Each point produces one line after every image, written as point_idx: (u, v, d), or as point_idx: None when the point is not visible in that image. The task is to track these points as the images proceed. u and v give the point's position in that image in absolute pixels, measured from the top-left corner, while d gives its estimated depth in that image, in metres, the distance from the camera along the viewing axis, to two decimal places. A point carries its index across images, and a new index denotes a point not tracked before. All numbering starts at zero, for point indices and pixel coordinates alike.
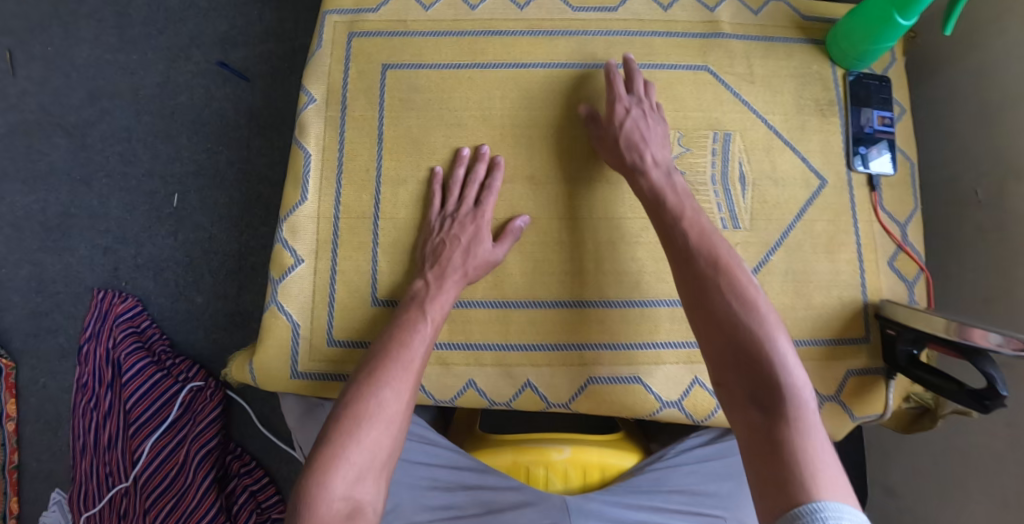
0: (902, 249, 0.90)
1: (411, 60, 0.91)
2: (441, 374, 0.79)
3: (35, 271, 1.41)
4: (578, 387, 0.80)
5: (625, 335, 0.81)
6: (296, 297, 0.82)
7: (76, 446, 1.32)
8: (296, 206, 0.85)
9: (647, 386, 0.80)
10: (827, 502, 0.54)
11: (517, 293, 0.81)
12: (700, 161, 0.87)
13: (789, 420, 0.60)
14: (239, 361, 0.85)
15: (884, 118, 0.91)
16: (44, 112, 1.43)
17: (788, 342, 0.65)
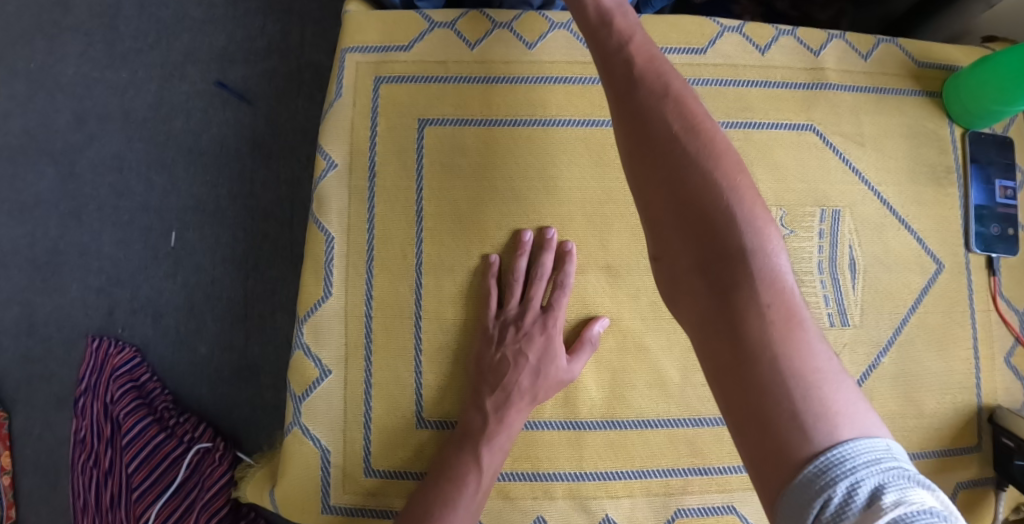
0: (1020, 341, 0.78)
1: (454, 114, 0.77)
2: (504, 509, 0.67)
3: (23, 315, 1.28)
4: (665, 520, 0.68)
5: (717, 456, 0.69)
6: (324, 416, 0.70)
7: (75, 508, 1.21)
8: (317, 304, 0.73)
9: (743, 517, 0.68)
10: (828, 441, 0.42)
11: (591, 411, 0.69)
12: (806, 245, 0.74)
13: (756, 308, 0.47)
14: (259, 484, 0.73)
15: (1007, 188, 0.79)
16: (26, 137, 1.28)
17: (749, 199, 0.51)
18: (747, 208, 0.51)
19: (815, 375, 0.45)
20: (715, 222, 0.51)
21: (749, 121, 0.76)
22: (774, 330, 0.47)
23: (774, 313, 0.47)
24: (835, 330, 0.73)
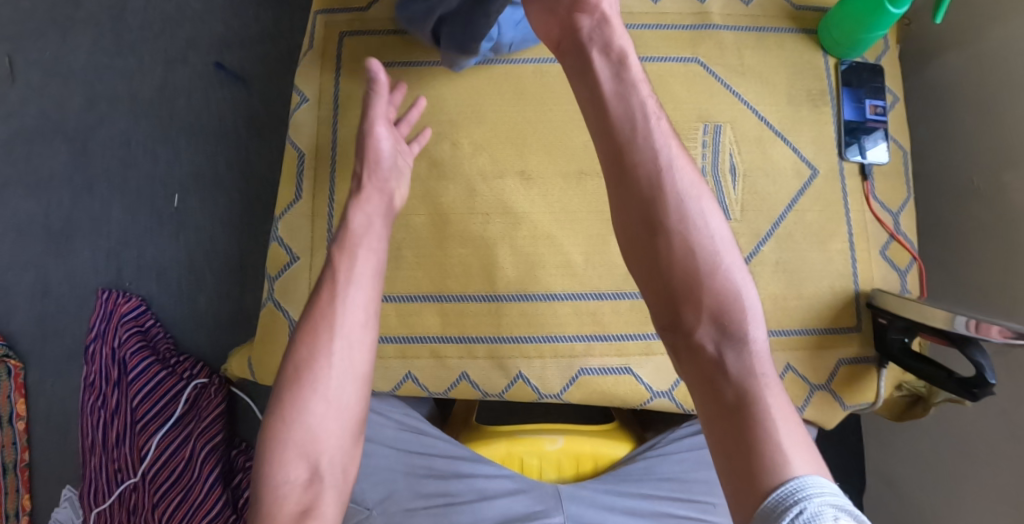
0: (895, 237, 0.90)
1: (400, 60, 0.91)
2: (434, 366, 0.83)
3: (40, 276, 1.43)
4: (570, 379, 0.82)
5: (617, 327, 0.83)
6: (292, 293, 0.87)
7: (86, 443, 1.35)
8: (291, 205, 0.89)
9: (638, 377, 0.82)
10: (800, 478, 0.54)
11: (508, 287, 0.83)
12: (691, 153, 0.89)
13: (755, 382, 0.61)
14: (240, 356, 0.90)
15: (877, 106, 0.92)
16: (44, 118, 1.44)
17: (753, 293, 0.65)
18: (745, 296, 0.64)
19: (792, 434, 0.58)
20: (728, 311, 0.63)
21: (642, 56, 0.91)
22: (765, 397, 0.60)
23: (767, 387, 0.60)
24: None
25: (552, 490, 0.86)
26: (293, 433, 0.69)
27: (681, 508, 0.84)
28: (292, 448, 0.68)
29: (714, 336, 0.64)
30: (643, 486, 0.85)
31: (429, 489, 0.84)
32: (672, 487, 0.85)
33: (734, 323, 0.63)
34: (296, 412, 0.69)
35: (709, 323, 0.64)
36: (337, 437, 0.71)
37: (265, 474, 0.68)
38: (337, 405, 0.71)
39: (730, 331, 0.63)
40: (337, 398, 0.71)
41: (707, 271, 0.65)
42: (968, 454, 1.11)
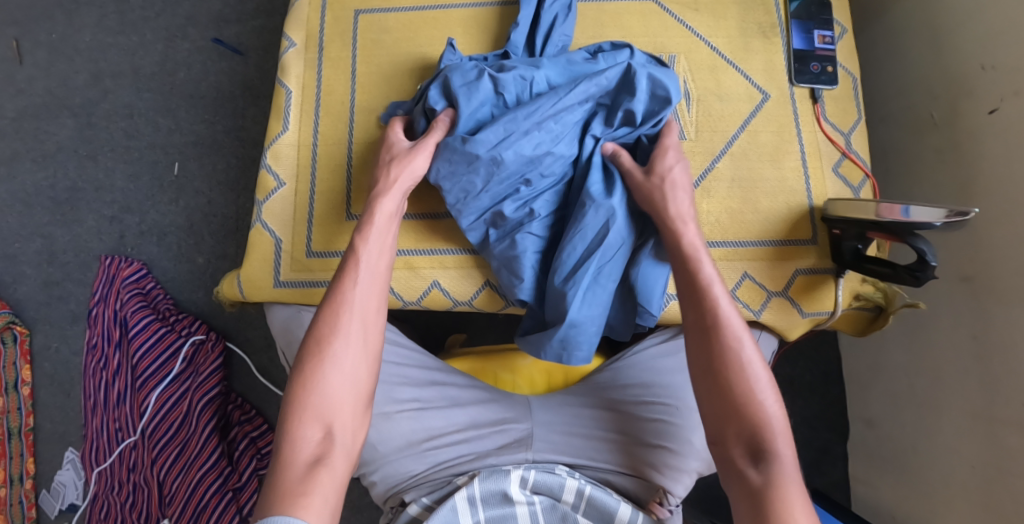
0: (846, 156, 0.95)
1: (380, 5, 1.00)
2: (409, 277, 0.95)
3: (46, 244, 1.49)
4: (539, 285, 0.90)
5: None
6: (278, 215, 0.96)
7: (87, 404, 1.41)
8: (278, 135, 0.98)
9: None
10: None
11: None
12: None
13: (772, 467, 0.69)
14: (230, 277, 0.98)
15: (825, 36, 0.98)
16: (51, 95, 1.52)
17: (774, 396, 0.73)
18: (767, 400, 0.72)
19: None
20: (762, 432, 0.71)
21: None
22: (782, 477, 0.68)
23: (793, 487, 0.67)
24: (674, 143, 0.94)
25: (522, 400, 0.92)
26: (309, 401, 0.72)
27: (643, 410, 0.88)
28: (310, 409, 0.72)
29: (750, 459, 0.70)
30: (609, 393, 0.91)
31: (403, 395, 0.90)
32: (638, 392, 0.90)
33: (763, 440, 0.70)
34: (313, 383, 0.73)
35: (743, 444, 0.71)
36: (352, 410, 0.74)
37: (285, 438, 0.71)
38: (347, 374, 0.74)
39: (763, 445, 0.70)
40: (350, 369, 0.75)
41: (747, 396, 0.72)
42: (936, 377, 1.11)
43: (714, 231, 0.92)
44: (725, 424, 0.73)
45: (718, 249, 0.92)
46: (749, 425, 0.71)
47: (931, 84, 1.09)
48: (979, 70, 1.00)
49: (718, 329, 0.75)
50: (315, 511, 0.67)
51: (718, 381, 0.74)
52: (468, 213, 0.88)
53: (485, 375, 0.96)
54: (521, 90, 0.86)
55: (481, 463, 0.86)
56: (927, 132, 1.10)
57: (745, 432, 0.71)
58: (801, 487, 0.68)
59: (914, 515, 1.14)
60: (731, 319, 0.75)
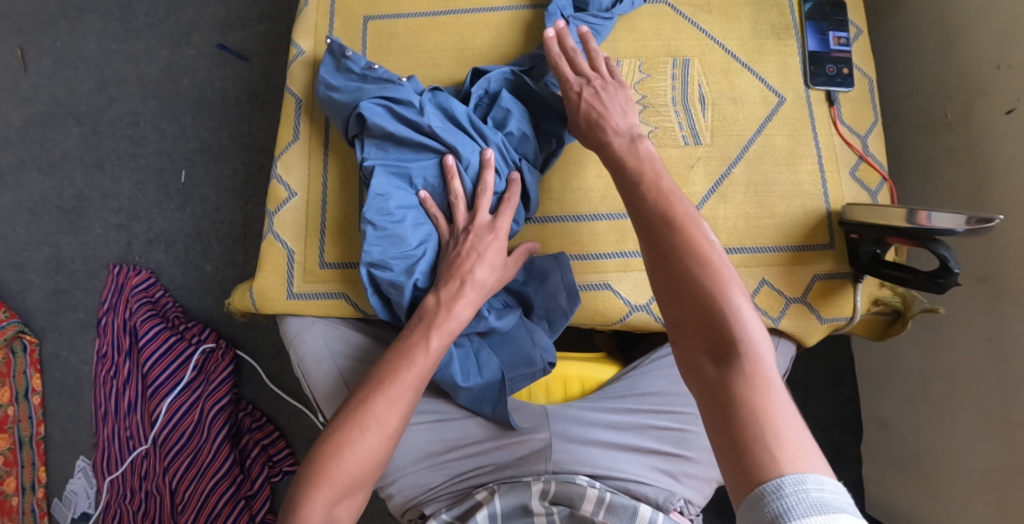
0: (863, 159, 0.94)
1: (390, 11, 1.00)
2: None
3: (54, 252, 1.49)
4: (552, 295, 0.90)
5: (595, 246, 0.91)
6: (290, 226, 0.95)
7: (98, 413, 1.41)
8: (289, 144, 0.97)
9: (616, 292, 0.90)
10: (790, 478, 0.52)
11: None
12: (660, 85, 0.95)
13: (745, 373, 0.59)
14: (243, 288, 0.98)
15: (840, 38, 0.96)
16: (56, 103, 1.51)
17: (744, 296, 0.63)
18: (739, 305, 0.62)
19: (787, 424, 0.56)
20: (721, 321, 0.62)
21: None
22: (759, 381, 0.59)
23: (760, 377, 0.58)
24: (690, 148, 0.93)
25: (539, 410, 0.90)
26: (330, 473, 0.71)
27: (662, 420, 0.88)
28: (327, 482, 0.71)
29: (717, 364, 0.61)
30: (627, 402, 0.90)
31: (420, 407, 0.90)
32: (656, 401, 0.89)
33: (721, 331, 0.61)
34: (336, 458, 0.72)
35: (703, 339, 0.62)
36: (365, 483, 0.73)
37: (303, 495, 0.71)
38: (372, 449, 0.73)
39: (721, 334, 0.61)
40: (371, 445, 0.73)
41: (711, 295, 0.63)
42: (952, 378, 1.10)
43: (730, 238, 0.91)
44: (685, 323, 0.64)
45: (736, 255, 0.91)
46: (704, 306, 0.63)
47: (945, 83, 1.08)
48: (994, 68, 0.99)
49: (669, 225, 0.68)
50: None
51: (679, 284, 0.65)
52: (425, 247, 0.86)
53: None
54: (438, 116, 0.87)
55: (501, 475, 0.85)
56: (941, 132, 1.09)
57: (702, 332, 0.63)
58: (773, 378, 0.59)
59: (929, 516, 1.13)
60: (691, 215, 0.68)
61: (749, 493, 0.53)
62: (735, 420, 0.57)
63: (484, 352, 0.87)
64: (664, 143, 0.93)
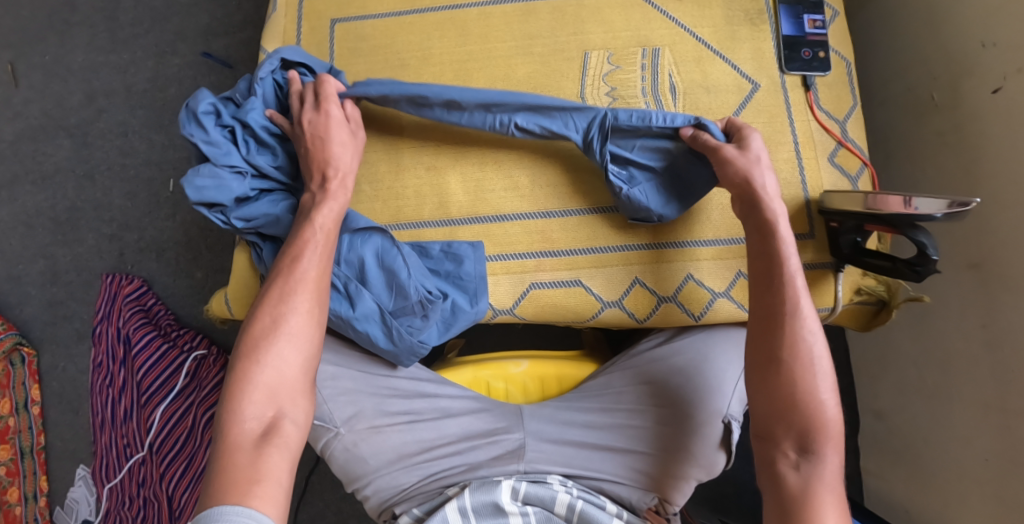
0: (842, 145, 0.92)
1: (356, 13, 0.99)
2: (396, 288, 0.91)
3: (48, 264, 1.51)
4: (521, 293, 0.88)
5: (566, 242, 0.88)
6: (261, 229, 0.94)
7: (97, 421, 1.43)
8: None
9: (588, 289, 0.88)
10: None
11: (460, 210, 0.89)
12: (630, 76, 0.93)
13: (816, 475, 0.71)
14: (219, 296, 0.97)
15: (815, 21, 0.94)
16: (47, 117, 1.53)
17: (831, 408, 0.73)
18: (827, 418, 0.73)
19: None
20: (814, 438, 0.72)
21: None
22: (824, 484, 0.71)
23: (828, 488, 0.70)
24: None
25: (514, 410, 0.90)
26: (253, 374, 0.72)
27: (637, 419, 0.86)
28: (260, 387, 0.72)
29: (795, 459, 0.72)
30: (602, 399, 0.88)
31: (392, 407, 0.87)
32: (631, 401, 0.87)
33: (811, 441, 0.72)
34: (258, 361, 0.73)
35: (792, 439, 0.73)
36: (300, 386, 0.75)
37: (229, 412, 0.71)
38: (302, 345, 0.75)
39: (815, 445, 0.72)
40: (294, 333, 0.75)
41: (806, 397, 0.73)
42: (946, 369, 1.06)
43: (707, 231, 0.88)
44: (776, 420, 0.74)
45: (712, 248, 0.87)
46: (803, 412, 0.73)
47: (930, 64, 1.05)
48: (980, 47, 0.96)
49: (791, 319, 0.75)
50: (267, 498, 0.66)
51: (778, 376, 0.74)
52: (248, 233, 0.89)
53: (478, 385, 0.94)
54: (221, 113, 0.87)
55: (473, 475, 0.84)
56: (929, 115, 1.06)
57: (793, 434, 0.73)
58: (840, 498, 0.70)
59: (926, 510, 1.10)
60: (804, 314, 0.75)
61: None
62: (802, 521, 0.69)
63: (353, 282, 0.82)
64: None
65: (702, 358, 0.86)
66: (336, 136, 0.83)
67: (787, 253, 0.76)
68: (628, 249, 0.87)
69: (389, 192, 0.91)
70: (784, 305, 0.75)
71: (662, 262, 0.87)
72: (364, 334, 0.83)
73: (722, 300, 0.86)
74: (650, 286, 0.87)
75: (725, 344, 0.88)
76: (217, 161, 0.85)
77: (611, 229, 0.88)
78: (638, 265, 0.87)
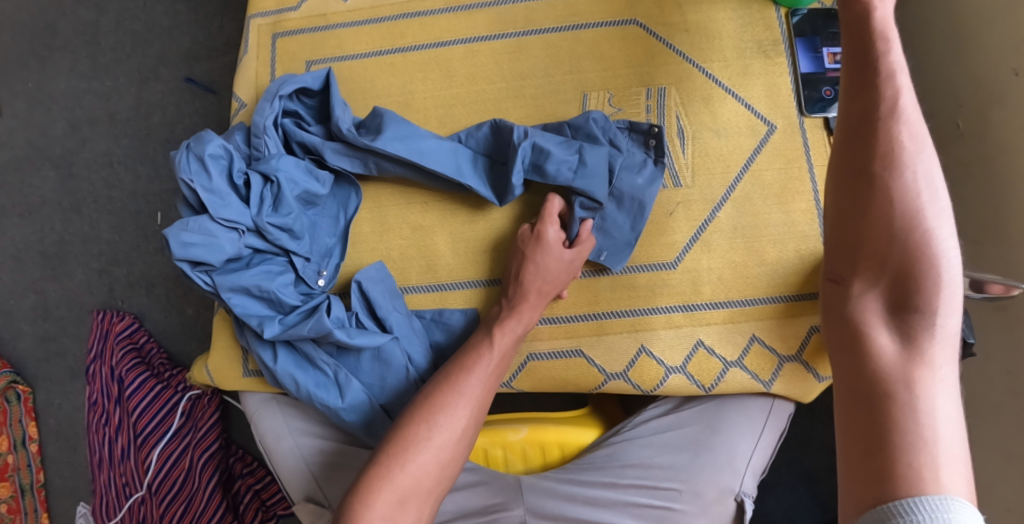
0: None
1: (333, 54, 0.92)
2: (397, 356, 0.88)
3: (39, 300, 1.46)
4: (519, 365, 0.83)
5: (566, 308, 0.83)
6: None
7: (94, 460, 1.36)
8: None
9: (588, 359, 0.82)
10: (932, 495, 0.48)
11: (449, 273, 0.83)
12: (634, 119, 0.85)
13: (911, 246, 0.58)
14: (199, 363, 0.92)
15: (836, 54, 0.85)
16: (31, 147, 1.48)
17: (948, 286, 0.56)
18: (937, 263, 0.57)
19: (961, 470, 0.50)
20: (921, 299, 0.57)
21: (574, 25, 0.88)
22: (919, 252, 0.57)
23: (937, 349, 0.55)
24: (668, 192, 0.83)
25: (513, 481, 0.84)
26: (394, 474, 0.66)
27: (644, 497, 0.80)
28: (397, 480, 0.65)
29: (901, 331, 0.57)
30: (607, 475, 0.81)
31: None
32: (637, 474, 0.81)
33: (919, 292, 0.57)
34: (401, 457, 0.67)
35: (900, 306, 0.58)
36: (432, 497, 0.67)
37: (361, 497, 0.65)
38: (451, 439, 0.69)
39: (917, 309, 0.57)
40: (440, 442, 0.68)
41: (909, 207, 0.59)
42: (965, 413, 0.99)
43: (717, 292, 0.81)
44: (870, 238, 0.61)
45: (723, 311, 0.81)
46: (901, 259, 0.58)
47: (957, 90, 0.96)
48: (1010, 76, 0.87)
49: (872, 129, 0.62)
50: None
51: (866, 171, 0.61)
52: (239, 304, 0.76)
53: (476, 454, 0.88)
54: (231, 161, 0.78)
55: None
56: (952, 144, 0.97)
57: (889, 251, 0.59)
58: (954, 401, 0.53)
59: None
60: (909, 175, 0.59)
61: (873, 506, 0.49)
62: (901, 458, 0.50)
63: (343, 372, 0.77)
64: None
65: (709, 432, 0.81)
66: (543, 262, 0.77)
67: (897, 110, 0.61)
68: (631, 314, 0.81)
69: (372, 256, 0.84)
70: (886, 163, 0.60)
71: (670, 328, 0.81)
72: (353, 426, 0.76)
73: (735, 369, 0.80)
74: (657, 355, 0.80)
75: (735, 418, 0.81)
76: (215, 213, 0.74)
77: (614, 293, 0.82)
78: (644, 331, 0.81)
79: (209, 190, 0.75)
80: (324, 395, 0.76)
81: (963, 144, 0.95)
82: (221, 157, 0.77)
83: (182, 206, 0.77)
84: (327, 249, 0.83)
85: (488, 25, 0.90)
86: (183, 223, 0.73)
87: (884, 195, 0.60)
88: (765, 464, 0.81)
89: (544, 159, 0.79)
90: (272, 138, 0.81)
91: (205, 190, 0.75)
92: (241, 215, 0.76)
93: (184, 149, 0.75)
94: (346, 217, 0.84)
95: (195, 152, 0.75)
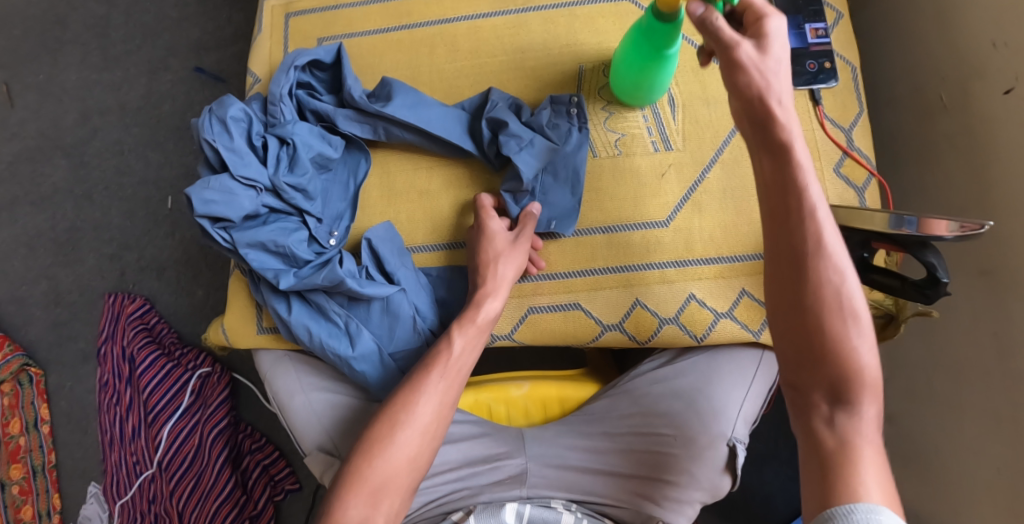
0: (848, 154, 0.89)
1: (343, 31, 0.97)
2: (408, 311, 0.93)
3: (51, 285, 1.49)
4: (520, 318, 0.87)
5: (564, 265, 0.87)
6: None
7: (105, 440, 1.38)
8: None
9: (586, 311, 0.86)
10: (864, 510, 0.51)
11: (455, 233, 0.88)
12: None
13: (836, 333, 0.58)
14: (215, 324, 0.96)
15: (818, 29, 0.91)
16: (44, 137, 1.53)
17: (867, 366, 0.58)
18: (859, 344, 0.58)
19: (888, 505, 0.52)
20: (850, 384, 0.57)
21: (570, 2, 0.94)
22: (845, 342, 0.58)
23: (865, 434, 0.57)
24: (660, 155, 0.88)
25: (514, 433, 0.88)
26: (370, 471, 0.69)
27: (641, 443, 0.84)
28: (371, 481, 0.68)
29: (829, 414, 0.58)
30: (605, 424, 0.86)
31: None
32: (633, 424, 0.85)
33: (845, 383, 0.57)
34: (373, 456, 0.70)
35: (824, 387, 0.58)
36: (406, 489, 0.70)
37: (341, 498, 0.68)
38: (424, 435, 0.72)
39: (845, 399, 0.57)
40: (411, 439, 0.72)
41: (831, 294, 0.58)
42: (951, 373, 1.03)
43: (709, 248, 0.85)
44: (793, 326, 0.60)
45: (714, 266, 0.85)
46: (824, 351, 0.58)
47: (940, 64, 1.01)
48: (989, 47, 0.92)
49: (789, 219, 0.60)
50: None
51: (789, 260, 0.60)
52: (255, 258, 0.80)
53: (479, 409, 0.92)
54: (250, 125, 0.83)
55: (476, 501, 0.84)
56: (937, 117, 1.02)
57: (810, 340, 0.59)
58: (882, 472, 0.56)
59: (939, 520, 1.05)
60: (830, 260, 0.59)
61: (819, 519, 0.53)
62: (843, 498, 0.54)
63: (353, 323, 0.81)
64: (634, 151, 0.88)
65: (702, 381, 0.84)
66: (491, 253, 0.82)
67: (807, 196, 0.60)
68: (626, 269, 0.86)
69: (381, 218, 0.89)
70: (805, 243, 0.59)
71: (663, 282, 0.85)
72: (362, 375, 0.80)
73: (726, 319, 0.84)
74: (653, 307, 0.85)
75: (726, 366, 0.85)
76: (235, 171, 0.79)
77: (611, 250, 0.86)
78: (639, 285, 0.85)
79: (229, 150, 0.80)
80: (335, 343, 0.80)
81: (946, 116, 1.00)
82: (241, 120, 0.82)
83: (202, 167, 0.82)
84: (338, 212, 0.87)
85: (489, 3, 0.95)
86: (204, 181, 0.78)
87: (811, 285, 0.59)
88: (758, 411, 0.84)
89: (500, 129, 0.85)
90: (288, 105, 0.86)
91: (224, 150, 0.79)
92: (259, 174, 0.81)
93: (207, 112, 0.81)
94: (356, 182, 0.89)
95: (216, 116, 0.81)
